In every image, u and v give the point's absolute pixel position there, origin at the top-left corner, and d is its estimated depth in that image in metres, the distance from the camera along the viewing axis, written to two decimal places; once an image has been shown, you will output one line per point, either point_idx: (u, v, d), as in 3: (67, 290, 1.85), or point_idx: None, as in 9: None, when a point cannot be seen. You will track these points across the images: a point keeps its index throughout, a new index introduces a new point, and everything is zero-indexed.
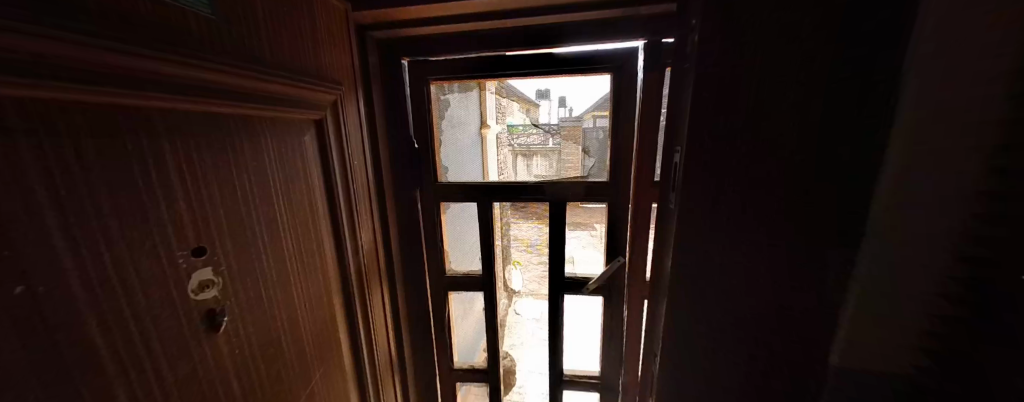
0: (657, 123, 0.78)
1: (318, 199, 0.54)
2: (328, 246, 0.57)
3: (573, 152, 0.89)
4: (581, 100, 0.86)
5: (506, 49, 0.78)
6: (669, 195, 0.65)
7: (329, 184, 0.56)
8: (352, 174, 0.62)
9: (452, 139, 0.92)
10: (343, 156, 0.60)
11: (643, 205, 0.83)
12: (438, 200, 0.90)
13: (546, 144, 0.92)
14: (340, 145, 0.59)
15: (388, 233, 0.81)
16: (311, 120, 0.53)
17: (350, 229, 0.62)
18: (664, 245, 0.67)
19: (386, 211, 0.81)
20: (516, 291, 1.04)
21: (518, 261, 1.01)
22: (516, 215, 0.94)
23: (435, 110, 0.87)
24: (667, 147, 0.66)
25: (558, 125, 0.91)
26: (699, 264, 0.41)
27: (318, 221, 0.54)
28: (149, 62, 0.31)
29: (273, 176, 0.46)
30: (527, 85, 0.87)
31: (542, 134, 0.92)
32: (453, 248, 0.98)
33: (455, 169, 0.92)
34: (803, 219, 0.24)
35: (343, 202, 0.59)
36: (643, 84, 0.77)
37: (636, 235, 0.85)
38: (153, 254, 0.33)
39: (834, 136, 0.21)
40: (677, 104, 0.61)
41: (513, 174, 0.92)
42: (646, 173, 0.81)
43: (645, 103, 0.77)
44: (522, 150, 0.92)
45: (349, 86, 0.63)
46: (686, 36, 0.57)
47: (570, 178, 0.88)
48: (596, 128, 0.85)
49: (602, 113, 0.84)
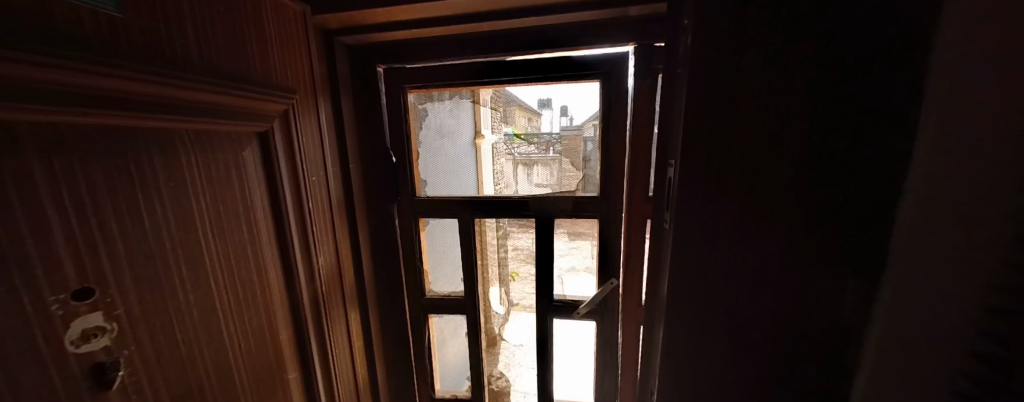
0: (650, 133, 0.71)
1: (263, 222, 0.48)
2: (273, 273, 0.50)
3: (575, 163, 0.82)
4: (582, 109, 0.78)
5: (505, 52, 0.71)
6: (663, 214, 0.58)
7: (277, 204, 0.50)
8: (309, 191, 0.56)
9: (441, 150, 0.85)
10: (296, 171, 0.53)
11: (637, 222, 0.75)
12: (417, 216, 0.84)
13: (546, 154, 0.85)
14: (294, 160, 0.53)
15: (359, 251, 0.75)
16: (254, 132, 0.47)
17: (304, 253, 0.55)
18: (659, 268, 0.60)
19: (357, 228, 0.75)
20: (516, 303, 0.93)
21: (516, 273, 0.91)
22: (513, 226, 0.86)
23: (413, 122, 0.82)
24: (660, 159, 0.59)
25: (559, 135, 0.83)
26: (698, 301, 0.34)
27: (262, 245, 0.48)
28: (22, 67, 0.25)
29: (197, 197, 0.40)
30: (527, 92, 0.81)
31: (543, 144, 0.85)
32: (433, 267, 0.91)
33: (435, 181, 0.86)
34: (838, 266, 0.18)
35: (298, 223, 0.54)
36: (634, 91, 0.71)
37: (630, 254, 0.78)
38: (12, 302, 0.26)
39: (864, 174, 0.16)
40: (669, 113, 0.55)
41: (513, 188, 0.85)
42: (638, 188, 0.74)
43: (638, 111, 0.71)
44: (522, 159, 0.86)
45: (306, 96, 0.57)
46: (678, 38, 0.51)
47: (568, 193, 0.82)
48: (591, 139, 0.79)
49: (597, 123, 0.77)
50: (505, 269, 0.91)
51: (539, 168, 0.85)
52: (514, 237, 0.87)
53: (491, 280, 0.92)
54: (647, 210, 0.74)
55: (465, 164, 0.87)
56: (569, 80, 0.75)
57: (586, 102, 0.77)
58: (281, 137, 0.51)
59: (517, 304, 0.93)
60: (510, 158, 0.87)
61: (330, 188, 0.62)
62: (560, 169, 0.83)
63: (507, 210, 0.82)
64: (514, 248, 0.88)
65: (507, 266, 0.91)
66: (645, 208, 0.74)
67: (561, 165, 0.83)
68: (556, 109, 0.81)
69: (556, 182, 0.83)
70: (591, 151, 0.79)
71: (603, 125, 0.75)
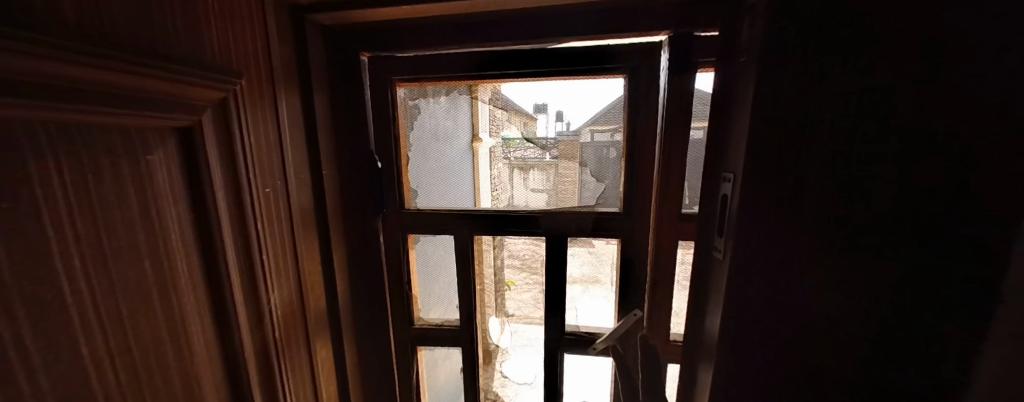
0: (686, 139, 0.60)
1: (179, 254, 0.34)
2: (194, 330, 0.35)
3: (571, 171, 0.69)
4: (581, 111, 0.66)
5: (513, 41, 0.59)
6: (712, 241, 0.47)
7: (205, 227, 0.36)
8: (258, 208, 0.42)
9: (434, 154, 0.71)
10: (238, 182, 0.39)
11: (669, 246, 0.64)
12: (405, 232, 0.72)
13: (542, 158, 0.70)
14: (234, 166, 0.38)
15: (333, 281, 0.60)
16: (169, 129, 0.32)
17: (249, 294, 0.41)
18: (704, 305, 0.49)
19: (333, 252, 0.60)
20: (511, 314, 0.79)
21: (512, 282, 0.77)
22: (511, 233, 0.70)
23: (403, 120, 0.69)
24: (712, 173, 0.47)
25: (555, 139, 0.69)
26: (832, 393, 0.23)
27: (177, 286, 0.33)
28: None
29: (59, 232, 0.24)
30: (523, 93, 0.68)
31: (540, 148, 0.70)
32: (424, 294, 0.77)
33: (427, 191, 0.72)
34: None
35: (236, 253, 0.39)
36: (665, 89, 0.59)
37: (659, 282, 0.66)
38: None
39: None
40: (728, 115, 0.43)
41: (511, 200, 0.72)
42: (671, 205, 0.62)
43: (673, 113, 0.59)
44: (518, 162, 0.72)
45: (257, 81, 0.43)
46: (746, 18, 0.39)
47: (567, 208, 0.69)
48: (603, 144, 0.66)
49: (603, 128, 0.66)
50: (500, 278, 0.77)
51: (536, 174, 0.71)
52: (508, 241, 0.73)
53: (490, 307, 0.79)
54: (679, 230, 0.63)
55: (458, 171, 0.72)
56: (578, 77, 0.64)
57: (589, 104, 0.66)
58: (216, 135, 0.36)
59: (511, 315, 0.78)
60: (506, 163, 0.72)
61: (290, 202, 0.48)
62: (557, 174, 0.70)
63: (511, 226, 0.69)
64: (511, 254, 0.74)
65: (501, 277, 0.76)
66: (677, 229, 0.63)
67: (559, 170, 0.70)
68: (552, 113, 0.68)
69: (553, 186, 0.70)
70: (604, 157, 0.67)
71: (628, 128, 0.64)
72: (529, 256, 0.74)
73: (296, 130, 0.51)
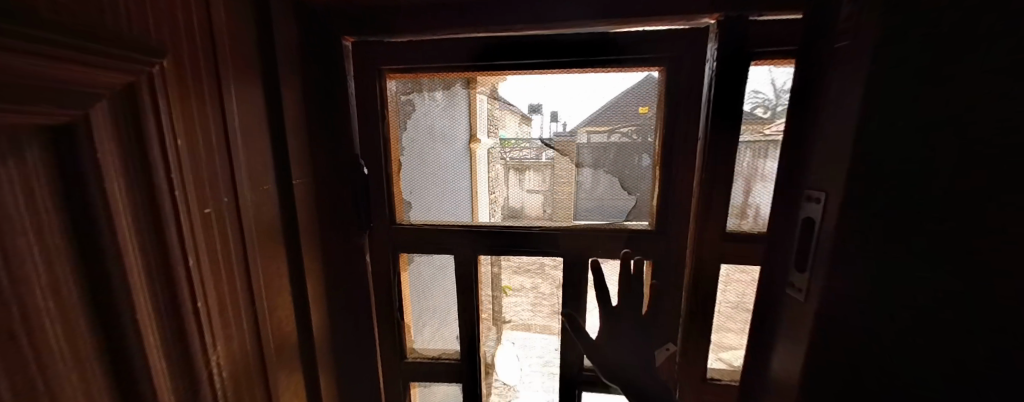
0: (734, 146, 0.51)
1: (44, 327, 0.21)
2: None
3: (567, 175, 0.60)
4: (579, 109, 0.56)
5: (534, 25, 0.49)
6: (789, 277, 0.37)
7: (99, 279, 0.24)
8: (195, 244, 0.30)
9: (427, 159, 0.60)
10: (164, 207, 0.27)
11: (710, 271, 0.55)
12: (398, 252, 0.61)
13: (539, 160, 0.60)
14: (151, 188, 0.26)
15: (308, 318, 0.49)
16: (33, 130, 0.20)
17: (180, 362, 0.29)
18: (769, 349, 0.41)
19: (308, 282, 0.48)
20: (505, 320, 0.69)
21: (507, 287, 0.66)
22: (517, 252, 0.60)
23: (394, 118, 0.58)
24: (788, 190, 0.37)
25: (551, 140, 0.58)
26: None
27: (48, 380, 0.21)
28: None
29: None
30: (523, 88, 0.57)
31: (535, 149, 0.59)
32: (418, 324, 0.67)
33: (423, 203, 0.61)
34: None
35: (153, 311, 0.27)
36: (711, 86, 0.49)
37: (699, 314, 0.57)
38: None
39: None
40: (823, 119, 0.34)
41: (506, 208, 0.62)
42: (715, 223, 0.53)
43: (720, 115, 0.49)
44: (511, 164, 0.62)
45: (192, 66, 0.31)
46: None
47: (559, 224, 0.60)
48: (607, 145, 0.57)
49: (599, 129, 0.56)
50: (495, 283, 0.65)
51: (533, 177, 0.61)
52: (506, 256, 0.61)
53: (490, 337, 0.69)
54: (724, 253, 0.54)
55: (456, 181, 0.61)
56: (588, 69, 0.53)
57: (587, 102, 0.56)
58: (117, 146, 0.24)
59: (507, 321, 0.69)
60: (502, 166, 0.61)
61: (244, 229, 0.36)
62: (555, 178, 0.60)
63: (518, 246, 0.60)
64: (507, 260, 0.63)
65: (496, 282, 0.65)
66: (721, 251, 0.53)
67: (557, 174, 0.60)
68: (547, 113, 0.57)
69: (550, 190, 0.60)
70: (604, 163, 0.58)
71: (663, 132, 0.53)
72: (526, 261, 0.62)
73: (259, 131, 0.40)
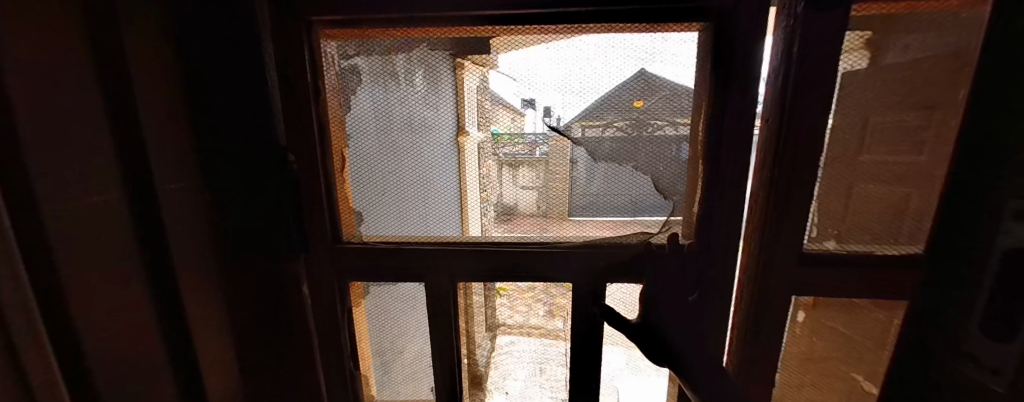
0: (817, 137, 0.36)
1: None
2: None
3: (561, 170, 0.43)
4: (585, 89, 0.39)
5: None
6: None
7: None
8: None
9: (386, 154, 0.42)
10: None
11: (771, 302, 0.41)
12: (350, 279, 0.46)
13: (531, 156, 0.44)
14: None
15: None
16: None
17: None
18: None
19: None
20: (499, 325, 0.52)
21: (501, 288, 0.48)
22: (512, 280, 0.46)
23: (337, 94, 0.40)
24: None
25: (545, 134, 0.41)
26: None
27: None
28: None
29: None
30: (513, 61, 0.40)
31: (528, 144, 0.43)
32: (381, 371, 0.52)
33: (379, 214, 0.45)
34: None
35: None
36: (783, 46, 0.35)
37: (750, 355, 0.44)
38: None
39: None
40: None
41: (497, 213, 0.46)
42: (784, 240, 0.39)
43: (803, 88, 0.34)
44: (504, 163, 0.45)
45: None
46: None
47: (560, 241, 0.45)
48: (622, 138, 0.41)
49: (605, 116, 0.40)
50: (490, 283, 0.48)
51: (529, 183, 0.45)
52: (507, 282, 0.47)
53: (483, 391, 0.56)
54: (794, 281, 0.40)
55: (438, 186, 0.43)
56: (582, 26, 0.37)
57: (588, 76, 0.39)
58: None
59: (501, 324, 0.52)
60: (495, 165, 0.45)
61: None
62: (552, 181, 0.44)
63: (512, 270, 0.45)
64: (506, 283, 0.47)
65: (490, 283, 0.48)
66: (788, 276, 0.40)
67: (555, 176, 0.44)
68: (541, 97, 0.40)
69: (546, 195, 0.44)
70: (616, 159, 0.42)
71: (708, 117, 0.38)
72: (523, 284, 0.47)
73: None
